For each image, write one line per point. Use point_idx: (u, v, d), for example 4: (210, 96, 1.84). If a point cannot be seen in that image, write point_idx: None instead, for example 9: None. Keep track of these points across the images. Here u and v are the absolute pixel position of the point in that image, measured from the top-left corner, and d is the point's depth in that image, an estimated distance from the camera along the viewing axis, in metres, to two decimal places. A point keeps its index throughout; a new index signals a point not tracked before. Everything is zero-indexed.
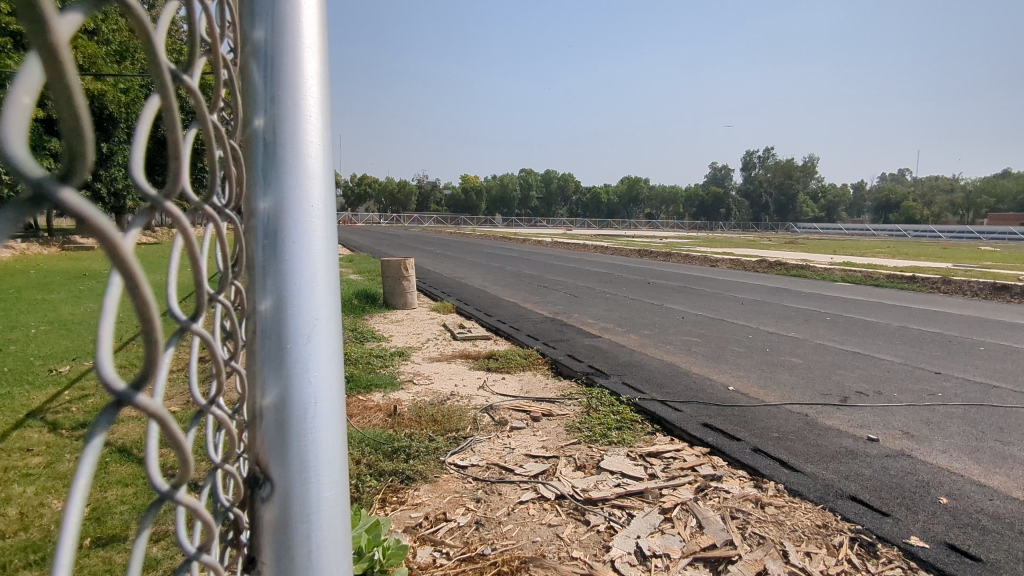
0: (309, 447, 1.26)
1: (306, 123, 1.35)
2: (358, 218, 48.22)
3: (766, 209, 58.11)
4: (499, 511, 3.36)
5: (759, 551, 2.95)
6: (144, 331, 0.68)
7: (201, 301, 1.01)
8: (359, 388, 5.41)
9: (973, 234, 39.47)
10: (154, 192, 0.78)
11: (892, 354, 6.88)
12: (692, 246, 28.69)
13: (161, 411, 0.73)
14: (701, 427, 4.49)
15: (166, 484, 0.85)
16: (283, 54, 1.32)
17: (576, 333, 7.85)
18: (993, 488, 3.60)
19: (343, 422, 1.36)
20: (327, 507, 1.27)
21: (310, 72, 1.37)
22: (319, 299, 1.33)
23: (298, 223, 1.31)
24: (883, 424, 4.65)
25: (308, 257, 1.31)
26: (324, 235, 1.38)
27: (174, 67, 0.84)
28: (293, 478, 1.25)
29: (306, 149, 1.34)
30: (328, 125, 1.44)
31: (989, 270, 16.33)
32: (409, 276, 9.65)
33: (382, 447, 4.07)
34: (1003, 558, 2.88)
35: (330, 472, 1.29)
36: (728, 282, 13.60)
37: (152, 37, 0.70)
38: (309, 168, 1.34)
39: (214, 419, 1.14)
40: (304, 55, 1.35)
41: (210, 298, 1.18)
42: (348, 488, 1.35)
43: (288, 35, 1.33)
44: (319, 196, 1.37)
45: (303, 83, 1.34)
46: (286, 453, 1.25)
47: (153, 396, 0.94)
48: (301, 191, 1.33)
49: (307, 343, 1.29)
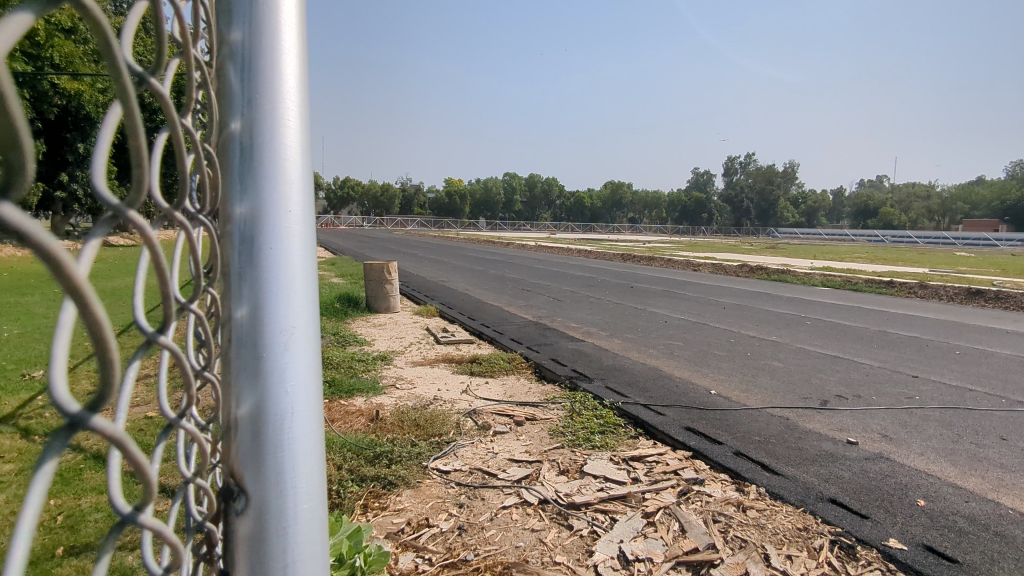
0: (286, 457, 1.23)
1: (286, 125, 1.32)
2: (340, 221, 47.94)
3: (747, 214, 58.85)
4: (482, 516, 3.32)
5: (741, 555, 2.95)
6: (98, 349, 0.65)
7: (169, 312, 0.98)
8: (341, 392, 5.36)
9: (949, 240, 40.17)
10: (117, 201, 0.75)
11: (871, 358, 6.98)
12: (677, 250, 29.00)
13: (120, 435, 0.70)
14: (683, 431, 4.51)
15: (128, 505, 0.81)
16: (260, 56, 1.29)
17: (559, 337, 7.85)
18: (969, 490, 3.66)
19: (322, 430, 1.33)
20: (304, 519, 1.24)
21: (290, 74, 1.34)
22: (298, 306, 1.30)
23: (276, 229, 1.28)
24: (862, 427, 4.71)
25: (286, 264, 1.28)
26: (305, 241, 1.35)
27: (138, 70, 0.82)
28: (269, 490, 1.22)
29: (285, 155, 1.31)
30: (307, 127, 1.41)
31: (965, 275, 16.61)
32: (392, 279, 9.59)
33: (364, 452, 4.02)
34: (979, 559, 2.91)
35: (307, 482, 1.26)
36: (710, 287, 13.71)
37: (113, 43, 0.68)
38: (287, 173, 1.31)
39: (185, 432, 1.11)
40: (284, 58, 1.32)
41: (182, 306, 1.14)
42: (326, 500, 1.32)
43: (266, 38, 1.30)
44: (298, 202, 1.34)
45: (282, 87, 1.32)
46: (261, 466, 1.22)
47: (115, 415, 0.90)
48: (278, 195, 1.30)
49: (284, 352, 1.26)
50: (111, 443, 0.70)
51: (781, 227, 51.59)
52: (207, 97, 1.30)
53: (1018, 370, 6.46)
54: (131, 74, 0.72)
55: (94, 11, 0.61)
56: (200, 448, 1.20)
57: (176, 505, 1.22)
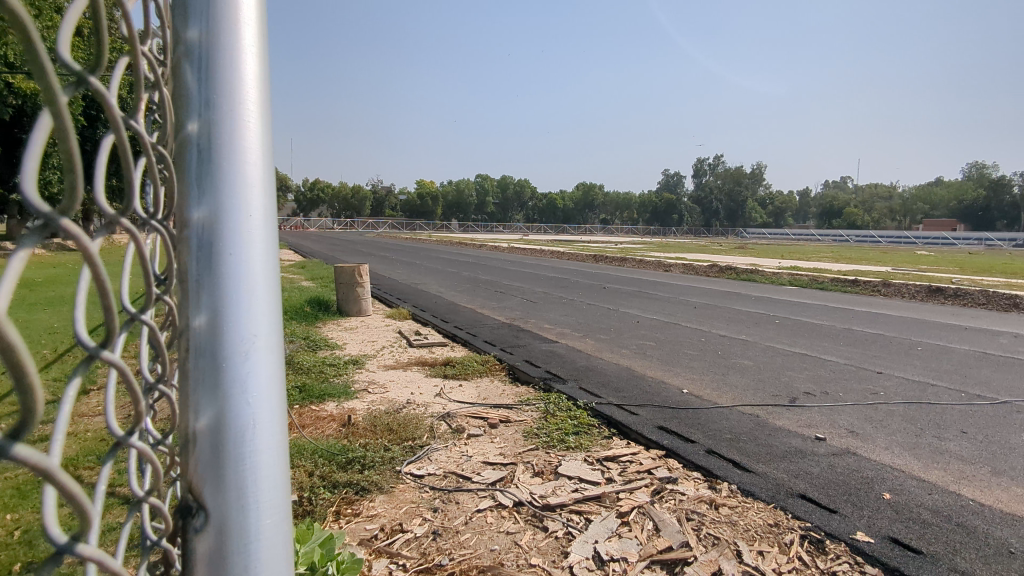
0: (247, 471, 1.18)
1: (246, 125, 1.27)
2: (310, 224, 47.21)
3: (716, 214, 59.80)
4: (457, 520, 3.28)
5: (714, 552, 2.97)
6: (15, 375, 0.60)
7: (114, 326, 0.92)
8: (311, 397, 5.25)
9: (909, 240, 41.37)
10: (48, 211, 0.70)
11: (837, 355, 7.13)
12: (648, 250, 29.32)
13: (45, 465, 0.65)
14: (656, 430, 4.53)
15: (63, 536, 0.76)
16: (217, 54, 1.24)
17: (533, 338, 7.84)
18: (932, 482, 3.74)
19: (286, 441, 1.28)
20: (268, 534, 1.19)
21: (250, 72, 1.29)
22: (261, 313, 1.24)
23: (235, 234, 1.22)
24: (830, 423, 4.79)
25: (247, 269, 1.23)
26: (267, 246, 1.30)
27: (74, 70, 0.77)
28: (230, 506, 1.16)
29: (244, 156, 1.25)
30: (269, 129, 1.35)
31: (925, 273, 17.12)
32: (363, 282, 9.47)
33: (336, 458, 3.94)
34: (942, 550, 2.98)
35: (271, 496, 1.21)
36: (681, 287, 13.87)
37: (37, 41, 0.63)
38: (248, 176, 1.26)
39: (136, 451, 1.05)
40: (244, 56, 1.27)
41: (133, 317, 1.09)
42: (291, 513, 1.27)
43: (224, 36, 1.25)
44: (260, 204, 1.28)
45: (242, 87, 1.27)
46: (221, 482, 1.17)
47: (52, 438, 0.84)
48: (237, 198, 1.24)
49: (244, 361, 1.20)
50: (38, 475, 0.66)
51: (749, 228, 52.49)
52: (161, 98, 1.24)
53: (976, 365, 6.67)
54: (60, 75, 0.67)
55: (11, 6, 0.57)
56: (154, 466, 1.14)
57: (127, 526, 1.15)
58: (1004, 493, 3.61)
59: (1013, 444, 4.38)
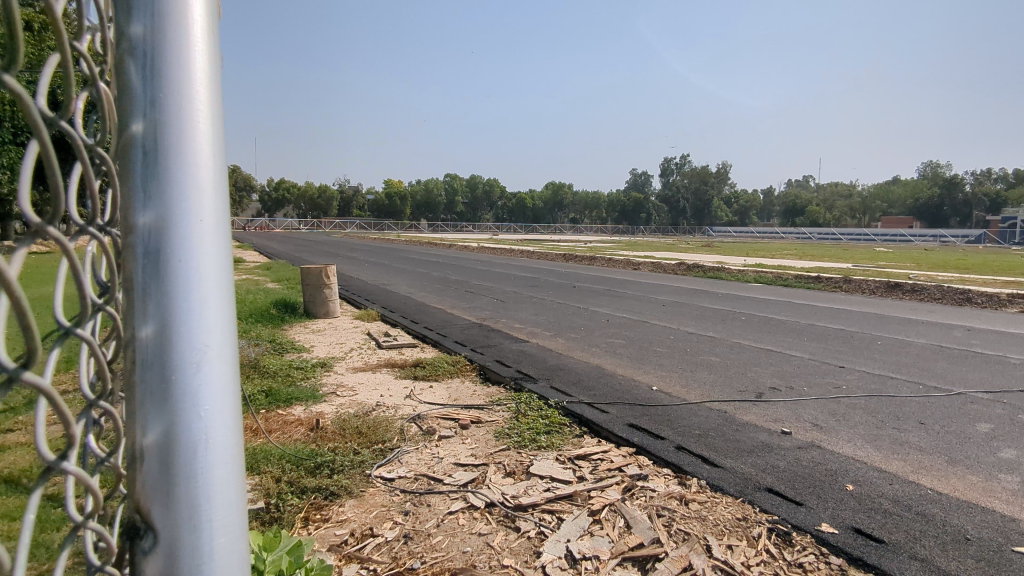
0: (199, 488, 1.13)
1: (195, 125, 1.20)
2: (275, 225, 46.31)
3: (684, 213, 60.64)
4: (428, 523, 3.23)
5: (684, 547, 2.99)
6: None
7: (36, 344, 0.86)
8: (278, 402, 5.13)
9: (868, 237, 42.57)
10: None
11: (801, 350, 7.28)
12: (618, 249, 29.63)
13: None
14: (626, 428, 4.55)
15: None
16: (164, 50, 1.16)
17: (504, 338, 7.81)
18: (893, 473, 3.83)
19: (243, 455, 1.23)
20: (222, 553, 1.14)
21: (200, 69, 1.21)
22: (215, 322, 1.19)
23: (185, 239, 1.16)
24: (795, 417, 4.88)
25: (199, 276, 1.16)
26: (219, 250, 1.23)
27: None
28: (180, 525, 1.12)
29: (195, 158, 1.19)
30: (221, 128, 1.29)
31: (884, 269, 17.65)
32: (331, 284, 9.32)
33: (304, 463, 3.85)
34: (903, 539, 3.04)
35: (226, 515, 1.16)
36: (650, 285, 14.01)
37: None
38: (199, 178, 1.19)
39: (72, 474, 0.99)
40: (193, 52, 1.20)
41: (67, 331, 1.02)
42: (248, 529, 1.22)
43: (171, 30, 1.17)
44: (212, 207, 1.21)
45: (190, 85, 1.19)
46: (171, 500, 1.12)
47: None
48: (186, 200, 1.17)
49: (195, 373, 1.14)
50: None
51: (715, 227, 53.32)
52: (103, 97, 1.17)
53: (933, 358, 6.88)
54: None
55: None
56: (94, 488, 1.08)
57: (66, 552, 1.10)
58: (961, 482, 3.71)
59: (968, 434, 4.51)
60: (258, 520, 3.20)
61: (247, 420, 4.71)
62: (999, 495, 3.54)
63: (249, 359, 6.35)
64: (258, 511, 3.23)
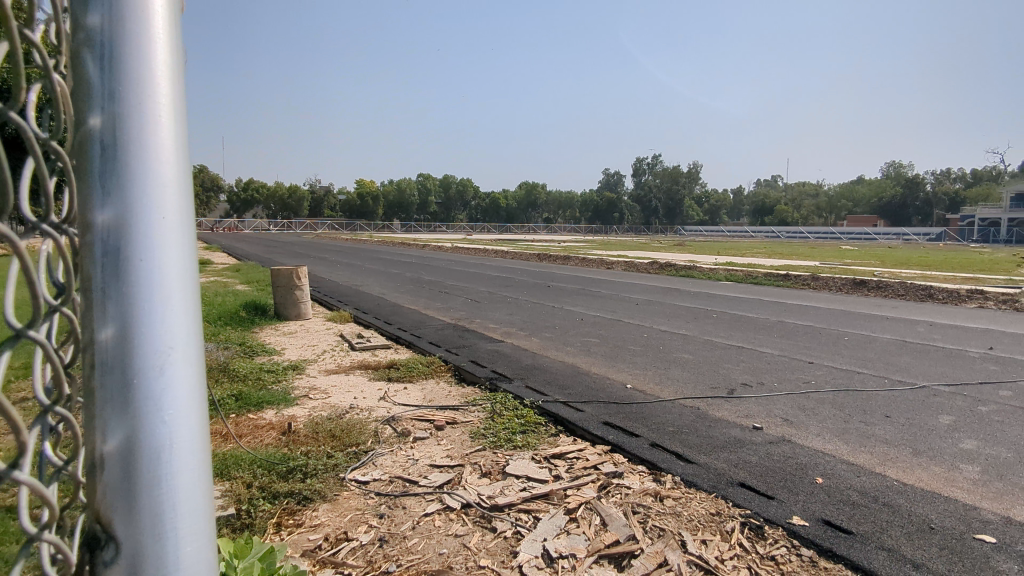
0: (164, 496, 1.09)
1: (158, 119, 1.15)
2: (244, 225, 45.36)
3: (656, 212, 61.29)
4: (404, 525, 3.20)
5: (660, 544, 3.00)
6: None
7: None
8: (248, 406, 5.02)
9: (834, 236, 43.59)
10: None
11: (771, 347, 7.40)
12: (592, 248, 29.78)
13: None
14: (601, 426, 4.56)
15: None
16: (124, 42, 1.12)
17: (478, 338, 7.78)
18: (860, 465, 3.92)
19: (210, 458, 1.19)
20: (189, 561, 1.11)
21: (162, 60, 1.17)
22: (178, 323, 1.14)
23: (146, 238, 1.11)
24: (766, 413, 4.96)
25: (161, 277, 1.12)
26: (183, 248, 1.19)
27: None
28: (143, 534, 1.08)
29: (158, 153, 1.14)
30: (185, 124, 1.24)
31: (850, 267, 18.06)
32: (302, 285, 9.18)
33: (276, 468, 3.77)
34: (870, 529, 3.11)
35: (192, 523, 1.12)
36: (623, 284, 14.10)
37: None
38: (161, 175, 1.15)
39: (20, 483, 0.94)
40: (155, 44, 1.15)
41: (19, 334, 0.97)
42: (215, 538, 1.18)
43: (131, 21, 1.12)
44: (176, 205, 1.17)
45: (153, 78, 1.15)
46: (134, 507, 1.08)
47: None
48: (147, 198, 1.12)
49: (159, 377, 1.10)
50: None
51: (686, 226, 54.01)
52: (57, 90, 1.12)
53: (897, 353, 7.06)
54: None
55: None
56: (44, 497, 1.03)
57: (20, 566, 1.05)
58: (925, 472, 3.81)
59: (931, 426, 4.64)
60: (228, 527, 3.12)
61: (215, 425, 4.60)
62: (961, 485, 3.64)
63: (218, 363, 6.20)
64: (228, 518, 3.15)
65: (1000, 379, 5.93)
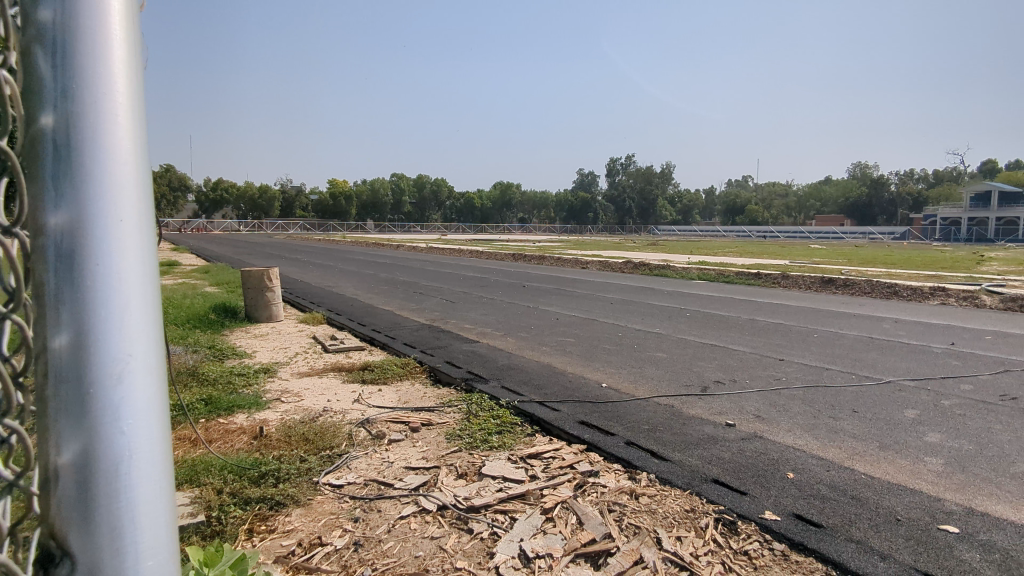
0: (121, 510, 1.05)
1: (115, 117, 1.11)
2: (212, 226, 44.42)
3: (630, 212, 61.80)
4: (379, 529, 3.16)
5: (635, 541, 3.01)
6: None
7: None
8: (218, 410, 4.91)
9: (803, 235, 44.47)
10: None
11: (743, 344, 7.51)
12: (567, 248, 29.85)
13: None
14: (577, 425, 4.57)
15: None
16: (78, 38, 1.07)
17: (454, 339, 7.74)
18: (829, 459, 3.99)
19: (173, 469, 1.15)
20: None
21: (118, 56, 1.12)
22: (138, 330, 1.10)
23: (102, 243, 1.07)
24: (738, 409, 5.02)
25: (120, 284, 1.07)
26: (143, 251, 1.15)
27: None
28: (101, 550, 1.05)
29: (116, 153, 1.10)
30: (144, 123, 1.19)
31: (818, 265, 18.46)
32: (273, 286, 9.03)
33: (247, 473, 3.69)
34: (840, 522, 3.16)
35: (153, 537, 1.09)
36: (598, 283, 14.19)
37: None
38: (119, 177, 1.10)
39: None
40: (111, 41, 1.11)
41: None
42: (178, 551, 1.15)
43: (85, 15, 1.08)
44: (134, 205, 1.13)
45: (109, 75, 1.10)
46: (91, 522, 1.05)
47: None
48: (103, 201, 1.08)
49: (116, 386, 1.06)
50: None
51: (660, 226, 54.60)
52: (6, 87, 1.07)
53: (864, 349, 7.23)
54: None
55: None
56: None
57: None
58: (891, 465, 3.91)
59: (897, 420, 4.75)
60: (196, 534, 3.03)
61: (184, 430, 4.48)
62: (926, 477, 3.73)
63: (187, 366, 6.06)
64: (198, 525, 3.06)
65: (961, 373, 6.10)
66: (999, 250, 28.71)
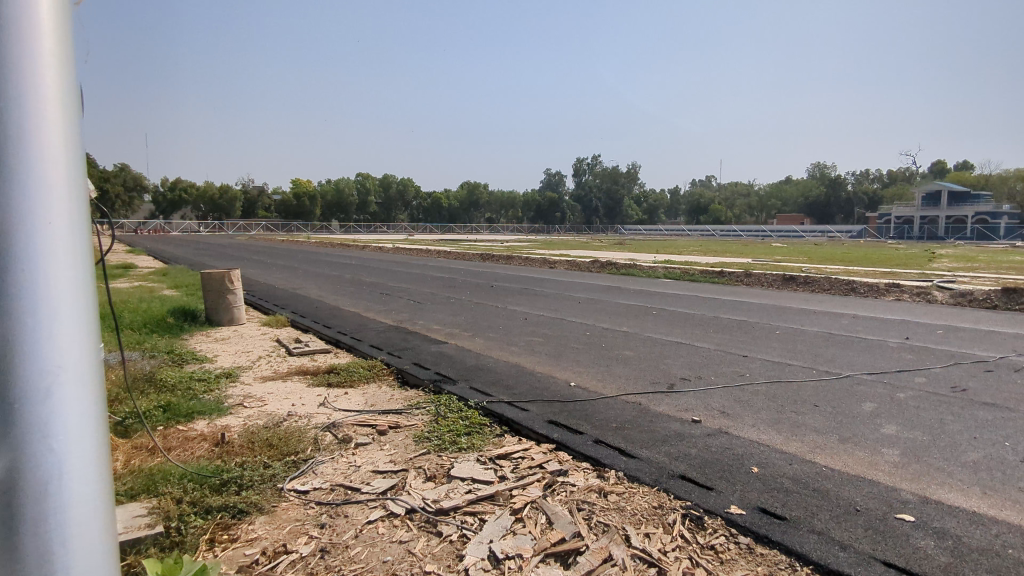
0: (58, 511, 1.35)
1: (46, 172, 1.36)
2: (170, 228, 43.05)
3: (597, 212, 62.23)
4: (346, 534, 3.08)
5: (604, 539, 3.01)
6: None
7: None
8: (177, 417, 4.75)
9: (766, 233, 45.42)
10: None
11: (708, 342, 7.61)
12: (533, 248, 30.05)
13: None
14: (546, 425, 4.56)
15: None
16: (17, 108, 1.33)
17: (421, 340, 7.67)
18: (792, 453, 4.07)
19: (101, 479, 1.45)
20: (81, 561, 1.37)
21: (47, 86, 1.37)
22: (65, 349, 1.37)
23: (32, 273, 1.32)
24: (704, 406, 5.08)
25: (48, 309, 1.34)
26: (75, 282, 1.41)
27: None
28: (38, 543, 1.33)
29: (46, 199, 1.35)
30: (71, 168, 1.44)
31: (778, 263, 18.86)
32: (235, 289, 8.80)
33: (208, 481, 3.57)
34: (802, 514, 3.22)
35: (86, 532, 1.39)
36: (566, 283, 14.25)
37: None
38: (46, 217, 1.35)
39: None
40: (42, 107, 1.35)
41: None
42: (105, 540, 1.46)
43: (24, 90, 1.33)
44: (66, 241, 1.38)
45: (41, 136, 1.35)
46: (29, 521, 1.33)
47: None
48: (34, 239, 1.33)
49: (48, 396, 1.34)
50: None
51: (626, 226, 55.13)
52: None
53: (824, 344, 7.40)
54: None
55: None
56: None
57: None
58: (850, 457, 4.00)
59: (856, 413, 4.87)
60: (154, 546, 2.91)
61: (140, 438, 4.31)
62: (883, 468, 3.83)
63: (144, 372, 5.85)
64: (156, 536, 2.94)
65: (915, 367, 6.30)
66: (948, 247, 29.76)
